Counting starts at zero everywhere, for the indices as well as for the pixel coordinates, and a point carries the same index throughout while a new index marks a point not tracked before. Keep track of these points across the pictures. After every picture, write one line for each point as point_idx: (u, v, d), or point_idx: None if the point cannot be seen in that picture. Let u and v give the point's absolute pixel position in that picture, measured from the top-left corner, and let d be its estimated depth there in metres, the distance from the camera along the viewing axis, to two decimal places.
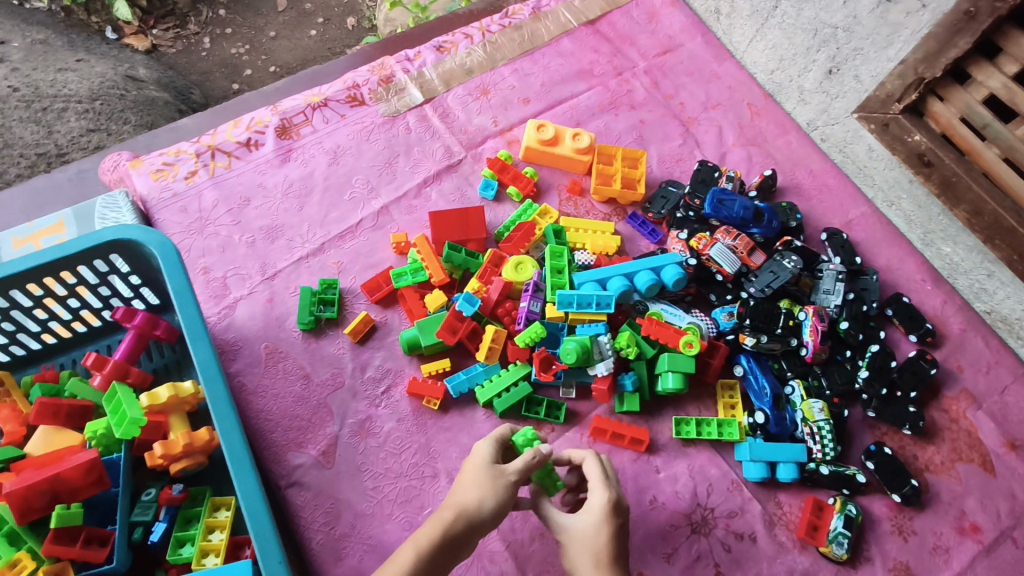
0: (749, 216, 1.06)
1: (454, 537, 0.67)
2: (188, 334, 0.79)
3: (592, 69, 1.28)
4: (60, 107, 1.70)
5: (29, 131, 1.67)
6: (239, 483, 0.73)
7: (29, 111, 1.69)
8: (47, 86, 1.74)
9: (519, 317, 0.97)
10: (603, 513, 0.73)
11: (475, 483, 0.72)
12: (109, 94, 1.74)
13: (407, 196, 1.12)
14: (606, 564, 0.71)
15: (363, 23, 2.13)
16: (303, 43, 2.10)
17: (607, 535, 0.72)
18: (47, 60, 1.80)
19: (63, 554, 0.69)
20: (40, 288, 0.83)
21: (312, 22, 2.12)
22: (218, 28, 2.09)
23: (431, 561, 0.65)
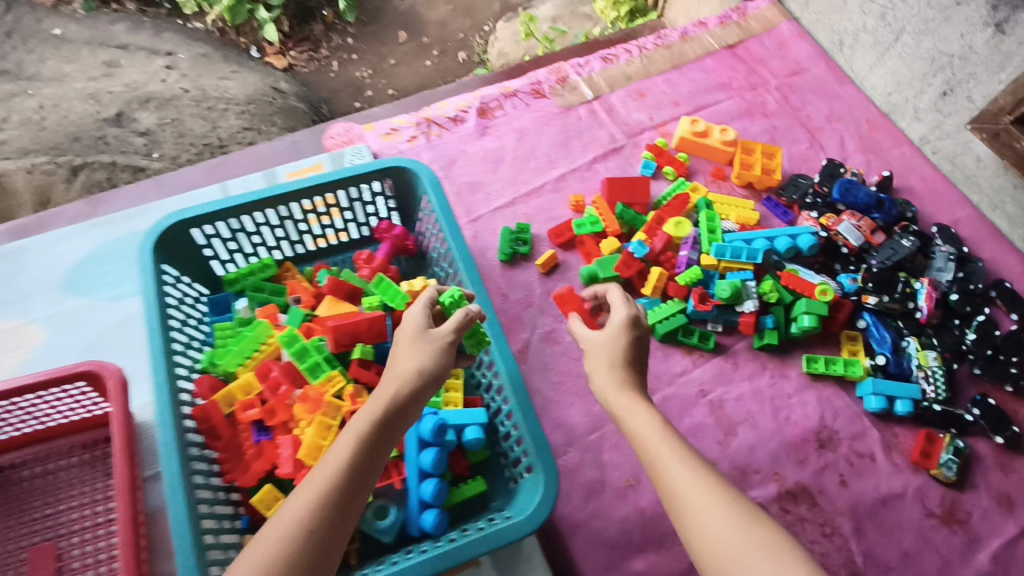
0: (872, 203, 1.27)
1: (393, 411, 0.73)
2: (449, 233, 1.05)
3: (731, 83, 1.53)
4: (223, 108, 2.12)
5: (198, 125, 2.09)
6: (494, 337, 0.98)
7: (198, 108, 2.12)
8: (211, 90, 2.16)
9: (680, 262, 1.20)
10: (621, 325, 0.85)
11: (410, 350, 0.79)
12: (261, 100, 2.15)
13: (581, 168, 1.38)
14: (620, 365, 0.81)
15: (473, 57, 2.44)
16: (420, 71, 2.41)
17: (621, 342, 0.83)
18: (208, 69, 2.23)
19: (361, 377, 0.96)
20: (335, 198, 1.11)
21: (427, 54, 2.43)
22: (345, 53, 2.41)
23: (368, 441, 0.70)
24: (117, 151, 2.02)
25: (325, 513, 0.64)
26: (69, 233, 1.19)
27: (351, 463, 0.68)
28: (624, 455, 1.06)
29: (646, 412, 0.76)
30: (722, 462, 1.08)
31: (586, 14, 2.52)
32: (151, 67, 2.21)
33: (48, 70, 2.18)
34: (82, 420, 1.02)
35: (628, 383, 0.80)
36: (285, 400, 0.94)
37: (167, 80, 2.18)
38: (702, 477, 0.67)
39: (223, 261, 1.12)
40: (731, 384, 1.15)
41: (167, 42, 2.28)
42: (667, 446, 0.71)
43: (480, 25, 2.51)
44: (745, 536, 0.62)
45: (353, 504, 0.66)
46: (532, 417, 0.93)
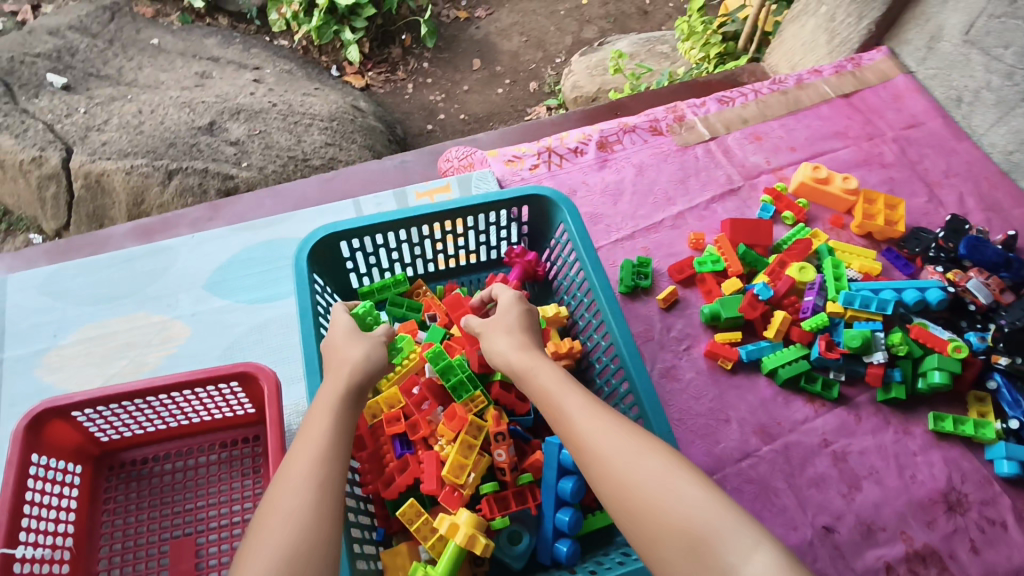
0: (1001, 261, 1.25)
1: (358, 387, 0.79)
2: (589, 262, 1.06)
3: (846, 132, 1.54)
4: (307, 123, 2.15)
5: (284, 138, 2.10)
6: (634, 370, 0.96)
7: (285, 122, 2.14)
8: (298, 106, 2.21)
9: (805, 308, 1.19)
10: (514, 298, 0.93)
11: (351, 343, 0.85)
12: (343, 118, 2.21)
13: (698, 207, 1.39)
14: (515, 330, 0.88)
15: (544, 88, 2.67)
16: (491, 98, 2.67)
17: (515, 314, 0.90)
18: (293, 86, 2.34)
19: (502, 399, 0.99)
20: (472, 221, 1.15)
21: (500, 83, 2.70)
22: (421, 77, 2.71)
23: (338, 406, 0.76)
24: (208, 158, 1.99)
25: (326, 471, 0.69)
26: (217, 235, 1.27)
27: (334, 430, 0.73)
28: (745, 501, 1.07)
29: (545, 372, 0.80)
30: (847, 516, 1.06)
31: (665, 55, 2.45)
32: (240, 80, 2.31)
33: (145, 77, 2.26)
34: (224, 418, 1.04)
35: (530, 343, 0.86)
36: (428, 418, 0.95)
37: (255, 93, 2.24)
38: (600, 421, 0.72)
39: (360, 275, 1.16)
40: (854, 436, 1.13)
41: (255, 57, 2.45)
42: (575, 405, 0.75)
43: (552, 58, 2.77)
44: (650, 467, 0.67)
45: (341, 464, 0.71)
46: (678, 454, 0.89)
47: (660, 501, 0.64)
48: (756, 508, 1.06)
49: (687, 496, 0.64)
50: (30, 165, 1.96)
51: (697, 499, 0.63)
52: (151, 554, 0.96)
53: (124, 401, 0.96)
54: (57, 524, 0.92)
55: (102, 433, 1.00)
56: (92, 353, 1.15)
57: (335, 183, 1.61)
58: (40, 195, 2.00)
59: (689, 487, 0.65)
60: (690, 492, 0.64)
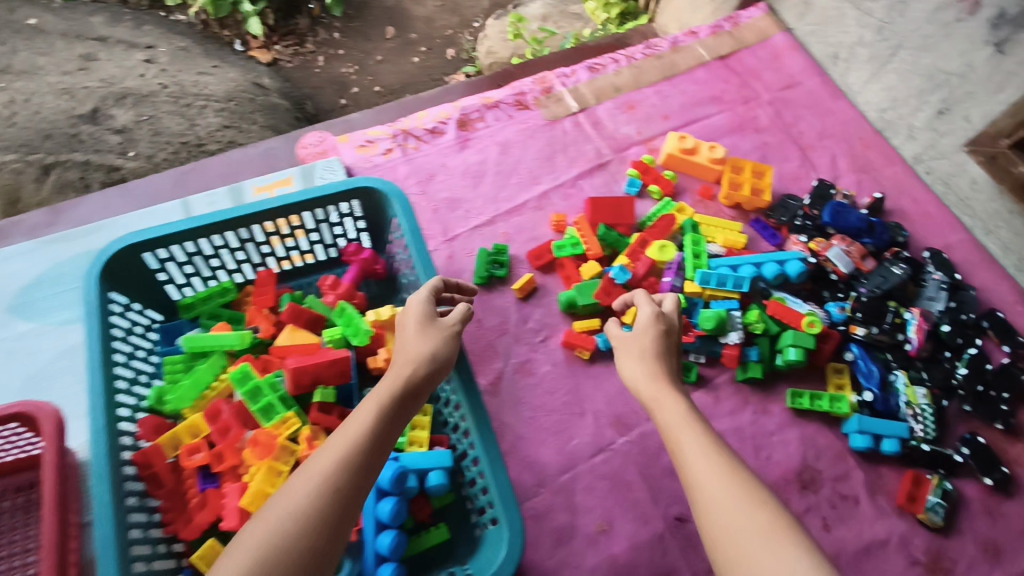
0: (864, 227, 1.22)
1: (411, 388, 0.78)
2: (418, 261, 0.98)
3: (722, 96, 1.46)
4: (201, 105, 1.96)
5: (175, 122, 1.92)
6: (461, 379, 0.90)
7: (176, 105, 1.95)
8: (190, 86, 1.99)
9: (663, 289, 1.15)
10: (648, 320, 0.90)
11: (419, 340, 0.83)
12: (240, 97, 1.99)
13: (564, 185, 1.30)
14: (649, 357, 0.87)
15: (462, 55, 2.23)
16: (406, 68, 2.18)
17: (655, 341, 0.89)
18: (187, 64, 2.04)
19: (323, 422, 0.89)
20: (297, 220, 1.04)
21: (416, 50, 2.21)
22: (331, 49, 2.18)
23: (393, 412, 0.75)
24: (91, 149, 1.84)
25: (349, 471, 0.67)
26: (24, 249, 1.14)
27: (379, 428, 0.72)
28: (597, 497, 1.03)
29: (673, 405, 0.80)
30: None
31: (580, 14, 2.29)
32: (128, 61, 2.02)
33: (20, 61, 1.99)
34: (20, 459, 0.96)
35: (660, 372, 0.85)
36: (236, 445, 0.86)
37: (144, 75, 2.00)
38: (711, 464, 0.71)
39: (179, 286, 1.05)
40: (711, 420, 1.11)
41: (147, 35, 2.08)
42: (696, 442, 0.75)
43: (469, 21, 2.31)
44: (744, 510, 0.66)
45: (369, 467, 0.69)
46: (501, 469, 0.85)
47: (760, 557, 0.62)
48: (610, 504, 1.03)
49: (787, 558, 0.61)
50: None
51: (802, 561, 0.61)
52: None
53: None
54: None
55: None
56: None
57: (191, 177, 1.44)
58: None
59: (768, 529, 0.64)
60: (790, 552, 0.62)
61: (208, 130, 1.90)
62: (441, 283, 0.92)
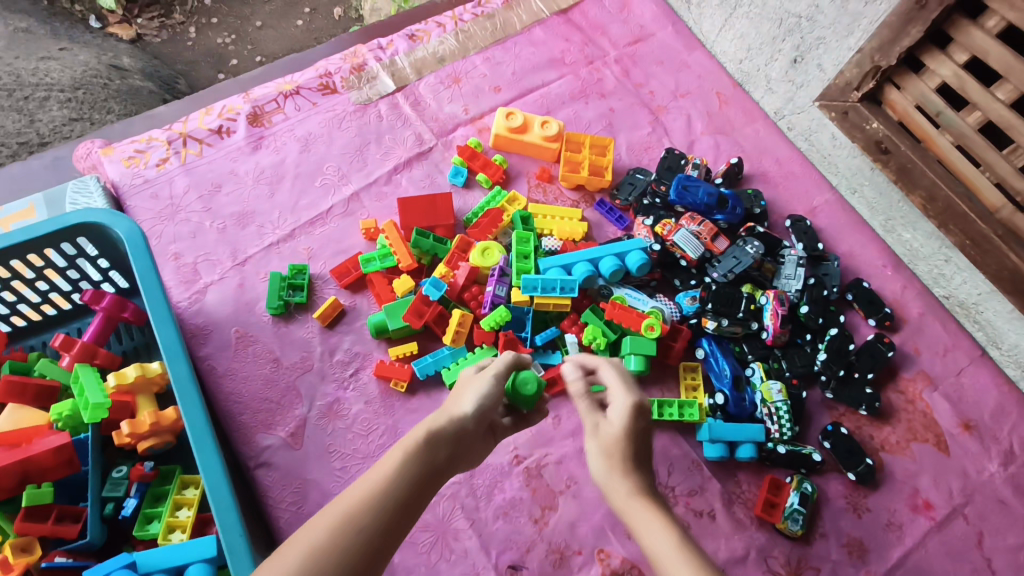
0: (713, 203, 1.08)
1: (448, 441, 0.60)
2: (153, 317, 0.81)
3: (563, 58, 1.29)
4: (42, 95, 1.61)
5: (10, 120, 1.58)
6: (201, 460, 0.74)
7: (10, 100, 1.60)
8: (28, 75, 1.64)
9: (485, 301, 0.99)
10: (626, 411, 0.64)
11: (463, 393, 0.66)
12: (92, 83, 1.64)
13: (378, 182, 1.14)
14: (625, 462, 0.62)
15: (349, 13, 1.97)
16: (289, 33, 1.95)
17: (628, 443, 0.62)
18: (29, 48, 1.69)
19: (31, 530, 0.72)
20: (9, 271, 0.85)
21: (298, 12, 1.97)
22: (204, 18, 1.95)
23: (424, 465, 0.56)
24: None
25: (360, 533, 0.49)
26: None
27: (408, 473, 0.55)
28: (417, 554, 0.88)
29: (667, 527, 0.55)
30: (537, 547, 0.90)
31: None
32: None
33: None
34: None
35: (645, 487, 0.60)
36: None
37: None
38: None
39: None
40: (551, 445, 0.97)
41: None
42: None
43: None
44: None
45: (393, 528, 0.51)
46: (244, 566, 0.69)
47: None
48: (431, 561, 0.88)
49: None
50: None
51: None
52: None
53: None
54: None
55: None
56: None
57: None
58: None
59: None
60: None
61: (54, 123, 1.57)
62: (518, 358, 0.72)
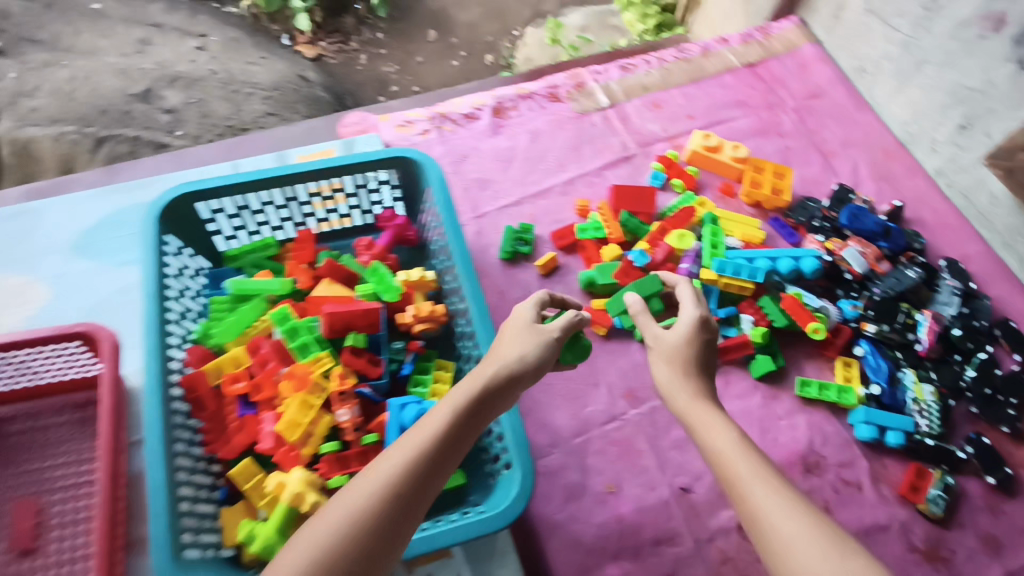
0: (880, 231, 1.25)
1: (493, 389, 0.75)
2: (449, 230, 1.05)
3: (748, 101, 1.52)
4: (247, 92, 2.03)
5: (223, 107, 2.00)
6: (483, 341, 0.97)
7: (224, 90, 2.02)
8: (240, 74, 2.07)
9: (680, 274, 1.20)
10: (694, 323, 0.86)
11: (515, 340, 0.80)
12: (286, 87, 2.07)
13: (589, 174, 1.38)
14: (693, 372, 0.83)
15: (500, 61, 2.28)
16: (444, 72, 2.24)
17: (683, 345, 0.84)
18: (238, 53, 2.12)
19: (352, 364, 0.97)
20: (340, 184, 1.12)
21: (455, 55, 2.27)
22: (374, 49, 2.23)
23: (464, 414, 0.71)
24: (141, 126, 1.92)
25: (416, 472, 0.66)
26: (88, 196, 1.25)
27: (451, 424, 0.70)
28: (606, 461, 1.08)
29: (728, 427, 0.76)
30: (706, 477, 1.07)
31: (618, 28, 2.40)
32: (183, 47, 2.11)
33: (81, 43, 2.06)
34: (69, 381, 1.03)
35: (705, 392, 0.81)
36: (273, 377, 0.95)
37: (196, 61, 2.08)
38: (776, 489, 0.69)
39: (227, 237, 1.13)
40: (721, 400, 1.14)
41: (201, 24, 2.17)
42: (754, 474, 0.70)
43: (509, 30, 2.35)
44: (779, 505, 0.67)
45: (433, 469, 0.67)
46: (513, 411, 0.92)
47: None
48: (617, 469, 1.07)
49: None
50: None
51: None
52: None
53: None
54: None
55: None
56: None
57: (241, 147, 1.42)
58: None
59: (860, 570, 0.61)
60: None
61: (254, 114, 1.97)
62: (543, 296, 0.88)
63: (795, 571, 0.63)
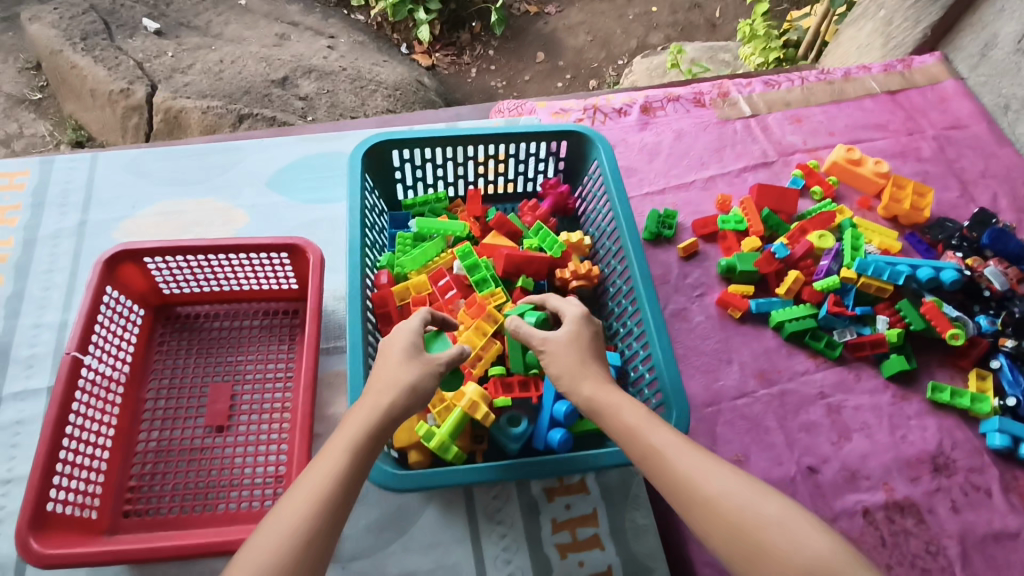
0: (1023, 254, 1.27)
1: (390, 417, 0.75)
2: (616, 196, 1.14)
3: (887, 125, 1.57)
4: (371, 89, 2.21)
5: (349, 99, 2.16)
6: (647, 297, 1.02)
7: (352, 86, 2.19)
8: (365, 73, 2.26)
9: (820, 271, 1.25)
10: (578, 319, 0.88)
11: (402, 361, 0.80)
12: (406, 88, 2.28)
13: (730, 174, 1.46)
14: (589, 361, 0.84)
15: (603, 85, 2.57)
16: (549, 90, 2.57)
17: (577, 339, 0.86)
18: (363, 54, 2.38)
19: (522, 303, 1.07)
20: (514, 151, 1.24)
21: (560, 77, 2.60)
22: (485, 64, 2.63)
23: (361, 448, 0.72)
24: (278, 109, 2.06)
25: (329, 504, 0.66)
26: (282, 143, 1.39)
27: (360, 453, 0.71)
28: (735, 432, 1.12)
29: (632, 405, 0.78)
30: (833, 461, 1.10)
31: (727, 62, 2.41)
32: (314, 45, 2.34)
33: (230, 32, 2.30)
34: (268, 291, 1.15)
35: (600, 375, 0.83)
36: (451, 306, 1.05)
37: (327, 58, 2.27)
38: (694, 454, 0.72)
39: (407, 187, 1.27)
40: (850, 393, 1.18)
41: (331, 27, 2.48)
42: (667, 442, 0.73)
43: (614, 58, 2.64)
44: (697, 462, 0.71)
45: (348, 495, 0.68)
46: (672, 362, 0.96)
47: (781, 544, 0.63)
48: (745, 441, 1.12)
49: (815, 545, 0.62)
50: (117, 95, 1.97)
51: (822, 544, 0.62)
52: (193, 403, 1.06)
53: (166, 258, 1.07)
54: (116, 360, 1.04)
55: (165, 284, 1.12)
56: (164, 225, 1.27)
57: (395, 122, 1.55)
58: (122, 124, 2.02)
59: (811, 535, 0.63)
60: (816, 535, 0.63)
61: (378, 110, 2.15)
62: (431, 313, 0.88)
63: (721, 523, 0.66)
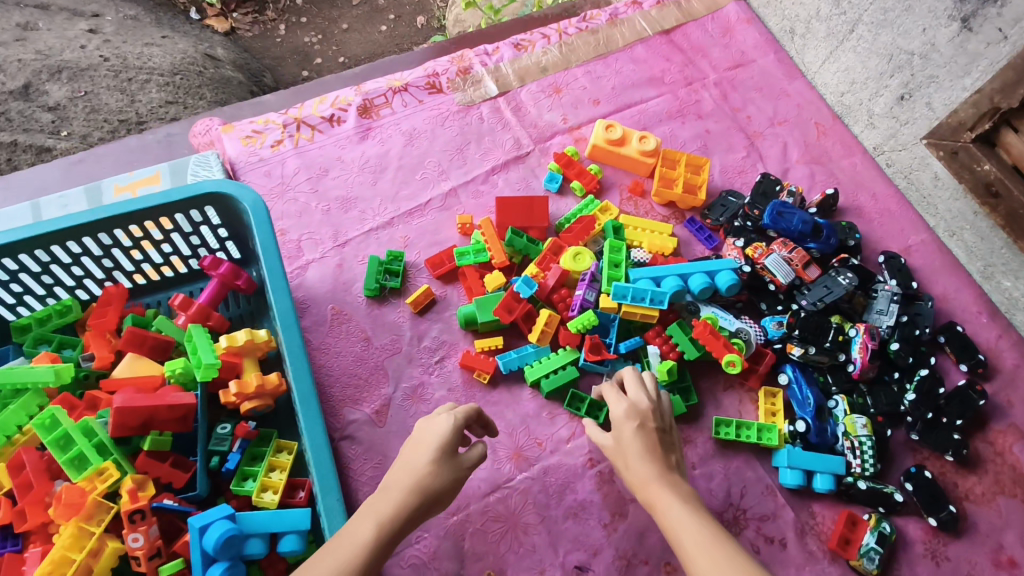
0: (808, 230, 1.05)
1: (416, 513, 0.66)
2: (269, 283, 0.87)
3: (662, 77, 1.31)
4: (144, 78, 1.53)
5: (115, 99, 1.50)
6: (305, 421, 0.81)
7: (117, 79, 1.52)
8: (133, 58, 1.56)
9: (574, 304, 1.00)
10: (624, 415, 0.75)
11: (420, 448, 0.71)
12: (189, 70, 1.57)
13: (475, 180, 1.17)
14: (639, 458, 0.72)
15: (433, 23, 1.88)
16: (373, 38, 1.88)
17: (634, 437, 0.74)
18: (135, 34, 1.64)
19: (152, 471, 0.79)
20: (140, 231, 0.91)
21: (384, 18, 1.89)
22: (293, 16, 1.88)
23: (392, 531, 0.64)
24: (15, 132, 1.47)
25: None
26: None
27: (376, 552, 0.62)
28: (487, 544, 0.91)
29: (673, 501, 0.68)
30: (604, 551, 0.91)
31: None
32: (71, 31, 1.60)
33: None
34: None
35: (656, 476, 0.71)
36: (43, 499, 0.76)
37: (87, 46, 1.56)
38: (720, 551, 0.61)
39: (10, 305, 0.91)
40: None
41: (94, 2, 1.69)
42: (698, 541, 0.63)
43: None
44: (723, 556, 0.60)
45: None
46: (332, 503, 0.78)
47: None
48: (500, 553, 0.91)
49: None
50: None
51: None
52: None
53: None
54: None
55: None
56: None
57: (75, 169, 1.20)
58: None
59: None
60: None
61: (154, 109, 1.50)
62: (476, 410, 0.77)
63: None
